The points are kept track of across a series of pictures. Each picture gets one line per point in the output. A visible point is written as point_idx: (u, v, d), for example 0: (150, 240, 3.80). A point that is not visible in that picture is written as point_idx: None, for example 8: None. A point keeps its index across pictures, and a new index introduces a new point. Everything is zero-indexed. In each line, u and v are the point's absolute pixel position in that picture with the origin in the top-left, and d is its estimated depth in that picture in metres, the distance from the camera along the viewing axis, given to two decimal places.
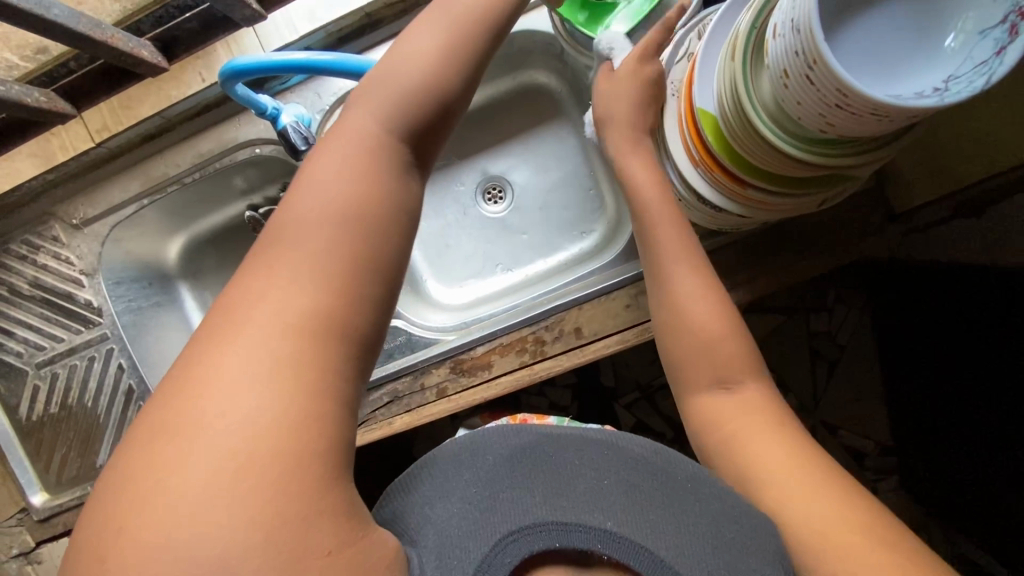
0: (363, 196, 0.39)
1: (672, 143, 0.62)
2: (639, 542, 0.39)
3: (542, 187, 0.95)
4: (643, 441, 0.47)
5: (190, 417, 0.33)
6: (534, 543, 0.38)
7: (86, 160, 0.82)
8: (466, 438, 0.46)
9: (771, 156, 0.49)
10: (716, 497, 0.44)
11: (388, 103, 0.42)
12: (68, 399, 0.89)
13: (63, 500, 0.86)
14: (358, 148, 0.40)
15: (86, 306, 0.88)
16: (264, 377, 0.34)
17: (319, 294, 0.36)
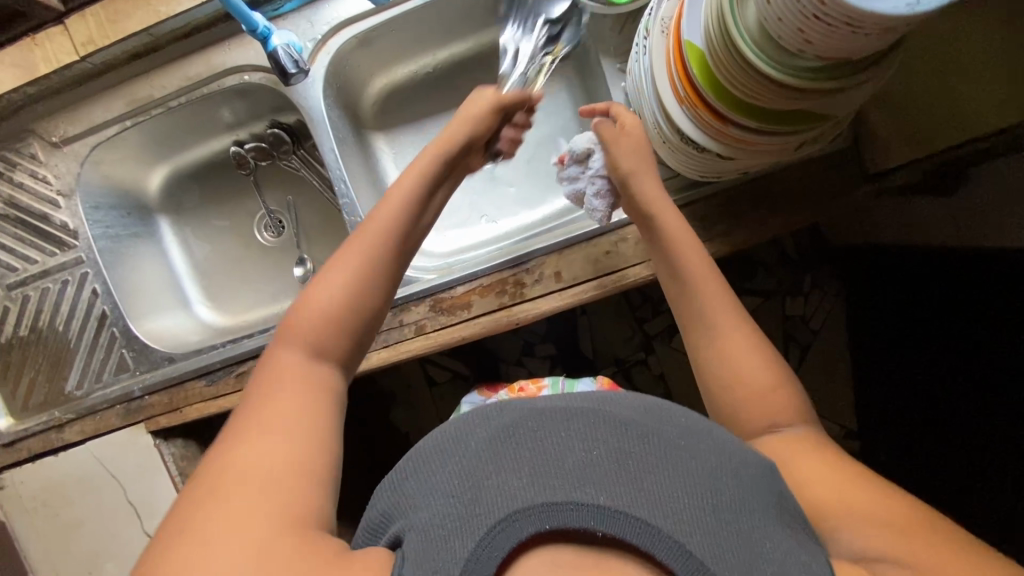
0: (299, 393, 0.50)
1: (659, 81, 0.63)
2: (636, 513, 0.38)
3: (531, 139, 0.95)
4: (630, 408, 0.47)
5: (198, 533, 0.40)
6: (527, 527, 0.38)
7: (70, 74, 0.80)
8: (443, 432, 0.47)
9: (766, 92, 0.51)
10: (715, 459, 0.44)
11: (309, 333, 0.53)
12: (37, 324, 0.88)
13: (29, 425, 0.89)
14: (294, 368, 0.51)
15: (61, 228, 0.86)
16: (267, 488, 0.43)
17: (286, 442, 0.46)
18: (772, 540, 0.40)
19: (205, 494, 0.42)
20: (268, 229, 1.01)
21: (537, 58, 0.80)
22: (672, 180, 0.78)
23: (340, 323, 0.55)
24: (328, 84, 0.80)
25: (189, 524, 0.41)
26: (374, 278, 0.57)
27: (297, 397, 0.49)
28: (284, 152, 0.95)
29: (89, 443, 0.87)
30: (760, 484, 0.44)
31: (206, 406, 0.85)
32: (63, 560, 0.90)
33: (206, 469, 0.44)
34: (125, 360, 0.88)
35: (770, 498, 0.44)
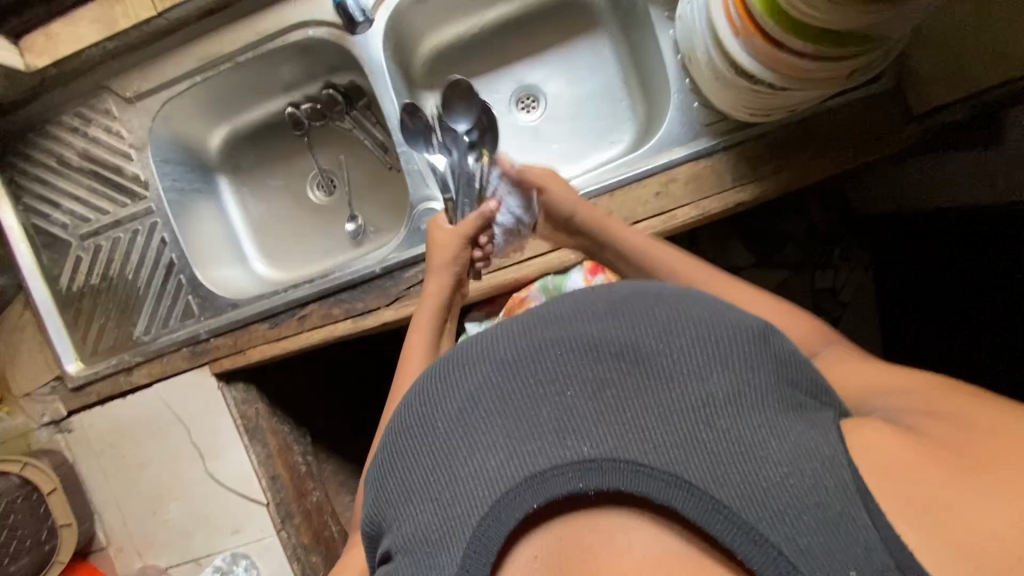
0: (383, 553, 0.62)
1: (714, 13, 0.66)
2: (621, 458, 0.38)
3: (575, 97, 0.98)
4: (599, 327, 0.45)
5: None
6: (515, 511, 0.38)
7: (146, 31, 0.85)
8: (408, 411, 0.46)
9: (827, 11, 0.54)
10: (696, 354, 0.41)
11: None
12: (108, 272, 0.93)
13: (99, 368, 0.93)
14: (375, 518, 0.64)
15: (133, 180, 0.91)
16: None
17: None
18: (780, 433, 0.37)
19: None
20: (320, 188, 1.05)
21: (476, 170, 0.80)
22: (719, 123, 0.81)
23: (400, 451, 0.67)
24: (388, 37, 0.85)
25: None
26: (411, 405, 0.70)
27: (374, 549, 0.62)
28: (338, 113, 0.99)
29: (157, 386, 0.92)
30: (764, 367, 0.41)
31: (271, 348, 0.89)
32: (130, 499, 0.93)
33: None
34: (191, 306, 0.92)
35: (766, 372, 0.41)
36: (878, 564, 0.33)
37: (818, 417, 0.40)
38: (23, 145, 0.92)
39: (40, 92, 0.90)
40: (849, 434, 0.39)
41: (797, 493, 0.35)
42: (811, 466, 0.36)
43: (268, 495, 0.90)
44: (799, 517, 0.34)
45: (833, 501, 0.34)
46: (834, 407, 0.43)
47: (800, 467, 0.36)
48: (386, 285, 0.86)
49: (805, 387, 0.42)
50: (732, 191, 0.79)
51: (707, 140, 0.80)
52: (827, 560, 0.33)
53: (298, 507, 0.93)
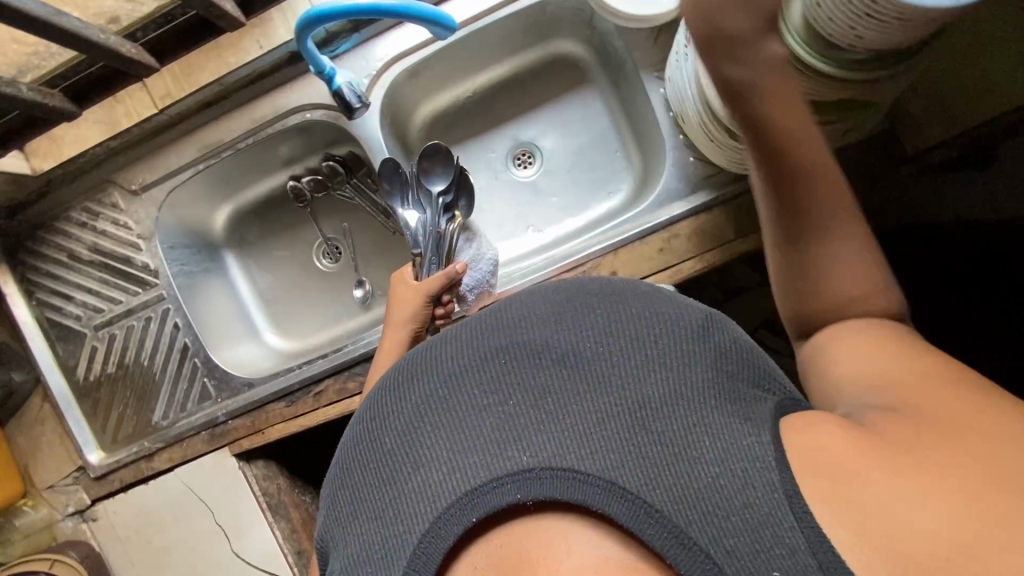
0: None
1: (705, 83, 0.67)
2: (555, 465, 0.38)
3: (570, 151, 1.00)
4: (543, 332, 0.45)
5: None
6: (453, 528, 0.38)
7: (148, 127, 0.87)
8: (360, 425, 0.48)
9: (816, 86, 0.55)
10: (637, 354, 0.42)
11: None
12: (124, 360, 0.94)
13: (119, 457, 0.94)
14: None
15: (142, 268, 0.93)
16: None
17: None
18: (716, 432, 0.37)
19: None
20: (327, 256, 1.06)
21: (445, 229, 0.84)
22: (715, 175, 0.82)
23: None
24: (384, 114, 0.86)
25: None
26: None
27: None
28: (339, 183, 1.01)
29: (179, 469, 0.92)
30: (706, 366, 0.41)
31: (288, 426, 0.89)
32: None
33: None
34: (207, 388, 0.93)
35: (709, 367, 0.41)
36: (802, 566, 0.32)
37: (762, 407, 0.40)
38: (33, 242, 0.94)
39: (47, 190, 0.92)
40: (785, 430, 0.38)
41: (730, 494, 0.35)
42: (746, 466, 0.35)
43: (295, 572, 0.89)
44: (728, 520, 0.34)
45: (766, 501, 0.34)
46: (778, 394, 0.43)
47: (730, 466, 0.35)
48: None
49: (748, 380, 0.43)
50: (736, 243, 0.79)
51: (706, 193, 0.81)
52: (755, 561, 0.33)
53: None
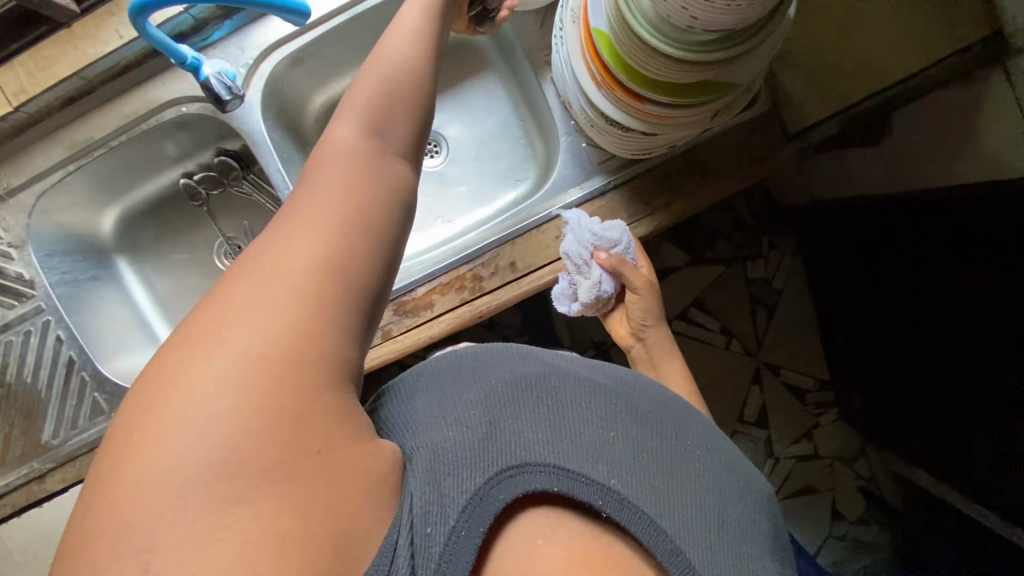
0: (351, 198, 0.41)
1: (577, 68, 0.65)
2: (639, 504, 0.42)
3: (473, 138, 0.98)
4: (649, 408, 0.51)
5: (181, 380, 0.34)
6: (538, 478, 0.40)
7: (6, 126, 0.81)
8: (475, 359, 0.49)
9: (668, 68, 0.55)
10: (714, 480, 0.49)
11: (363, 114, 0.45)
12: (4, 379, 0.88)
13: (8, 480, 0.88)
14: (348, 152, 0.44)
15: (16, 279, 0.87)
16: (274, 312, 0.36)
17: (313, 263, 0.38)
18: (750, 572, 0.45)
19: (226, 281, 0.38)
20: (227, 256, 1.02)
21: None
22: (609, 160, 0.81)
23: (389, 122, 0.47)
24: (265, 107, 0.82)
25: (180, 340, 0.36)
26: (414, 68, 0.48)
27: (332, 204, 0.40)
28: (234, 178, 0.97)
29: (72, 491, 0.86)
30: (752, 520, 0.50)
31: None
32: None
33: (221, 278, 0.39)
34: (99, 402, 0.88)
35: (757, 528, 0.50)
36: None
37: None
38: None
39: None
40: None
41: None
42: None
43: None
44: None
45: None
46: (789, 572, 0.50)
47: None
48: None
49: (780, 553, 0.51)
50: (629, 227, 0.79)
51: (601, 178, 0.81)
52: None
53: None
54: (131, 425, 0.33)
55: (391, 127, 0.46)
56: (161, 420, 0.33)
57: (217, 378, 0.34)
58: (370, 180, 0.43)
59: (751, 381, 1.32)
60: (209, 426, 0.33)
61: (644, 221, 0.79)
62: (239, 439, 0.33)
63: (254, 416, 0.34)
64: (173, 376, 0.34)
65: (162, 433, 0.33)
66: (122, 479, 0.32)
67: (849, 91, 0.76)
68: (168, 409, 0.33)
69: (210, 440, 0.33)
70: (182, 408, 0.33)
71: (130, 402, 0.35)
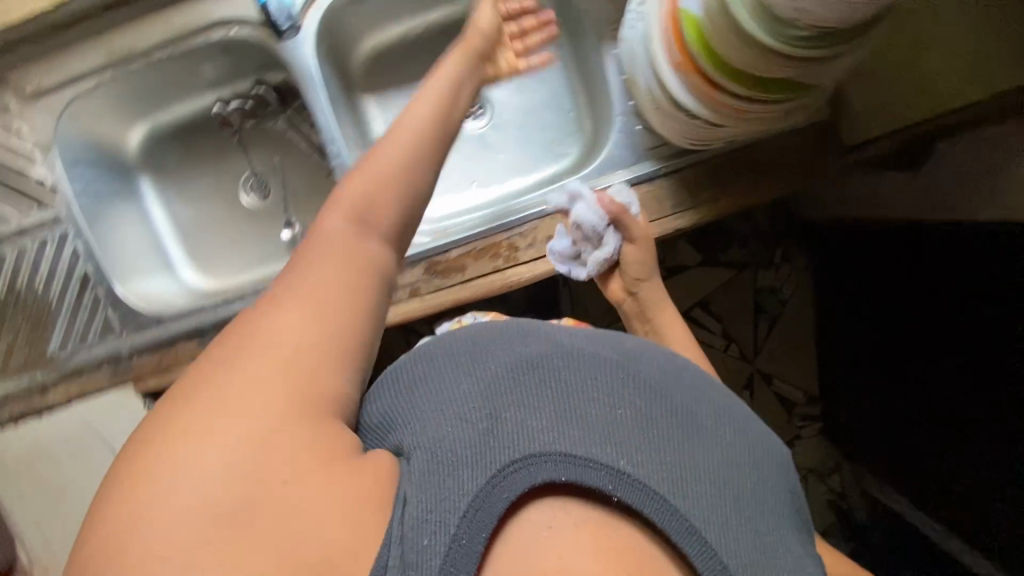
0: (346, 280, 0.42)
1: (655, 48, 0.64)
2: (654, 487, 0.39)
3: (520, 106, 0.96)
4: (658, 381, 0.48)
5: (180, 427, 0.34)
6: (544, 470, 0.38)
7: (45, 23, 0.78)
8: (470, 344, 0.47)
9: (760, 63, 0.54)
10: (726, 450, 0.47)
11: (365, 206, 0.46)
12: (13, 286, 0.85)
13: (9, 388, 0.87)
14: (343, 244, 0.44)
15: (38, 185, 0.83)
16: (271, 357, 0.37)
17: (310, 321, 0.39)
18: (769, 547, 0.43)
19: (227, 337, 0.39)
20: (253, 191, 1.00)
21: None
22: (661, 147, 0.80)
23: (389, 216, 0.48)
24: (320, 41, 0.81)
25: (184, 389, 0.36)
26: (422, 140, 0.50)
27: (329, 278, 0.41)
28: (269, 113, 0.95)
29: (75, 405, 0.86)
30: (768, 492, 0.48)
31: None
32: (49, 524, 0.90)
33: (220, 339, 0.39)
34: (111, 321, 0.87)
35: (772, 496, 0.48)
36: None
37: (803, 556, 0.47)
38: None
39: None
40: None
41: None
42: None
43: None
44: None
45: None
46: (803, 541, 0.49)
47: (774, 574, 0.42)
48: None
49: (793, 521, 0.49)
50: (672, 217, 0.79)
51: (651, 164, 0.80)
52: None
53: None
54: (131, 473, 0.33)
55: (389, 210, 0.48)
56: (158, 467, 0.33)
57: (214, 422, 0.35)
58: (366, 264, 0.44)
59: (746, 385, 1.34)
60: (203, 467, 0.33)
61: (689, 213, 0.79)
62: (230, 478, 0.33)
63: (246, 454, 0.34)
64: (173, 424, 0.35)
65: (159, 479, 0.33)
66: (118, 525, 0.32)
67: (916, 109, 0.74)
68: (166, 456, 0.33)
69: (202, 480, 0.33)
70: (180, 452, 0.34)
71: (131, 452, 0.35)
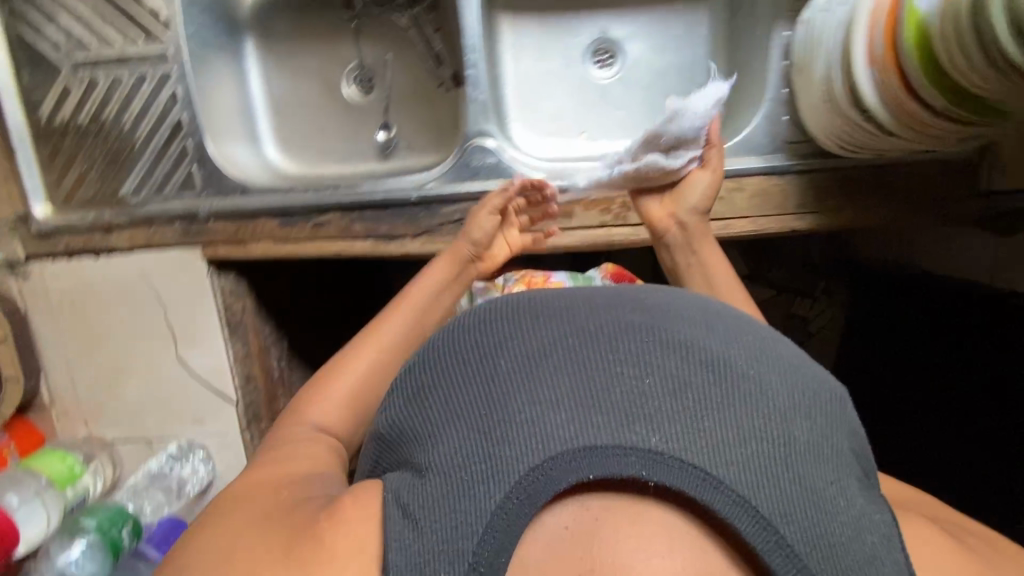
0: (314, 464, 0.55)
1: (856, 38, 0.61)
2: (691, 461, 0.37)
3: (653, 65, 0.92)
4: (693, 339, 0.44)
5: (196, 551, 0.43)
6: (565, 474, 0.37)
7: None
8: (483, 340, 0.46)
9: (981, 76, 0.51)
10: (787, 399, 0.41)
11: (336, 412, 0.61)
12: (101, 115, 0.81)
13: (72, 219, 0.83)
14: (320, 444, 0.58)
15: (152, 16, 0.78)
16: (270, 498, 0.48)
17: (297, 484, 0.50)
18: (843, 500, 0.38)
19: (224, 507, 0.48)
20: (357, 85, 0.95)
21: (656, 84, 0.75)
22: (801, 143, 0.78)
23: (362, 412, 0.63)
24: None
25: (196, 534, 0.45)
26: (394, 348, 0.66)
27: (303, 459, 0.55)
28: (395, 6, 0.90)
29: (137, 254, 0.84)
30: (836, 434, 0.42)
31: (275, 248, 0.82)
32: (82, 367, 0.88)
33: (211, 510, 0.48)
34: (193, 178, 0.82)
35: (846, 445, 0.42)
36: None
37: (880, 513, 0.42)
38: None
39: None
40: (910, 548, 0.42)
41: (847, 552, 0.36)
42: (858, 537, 0.37)
43: (239, 393, 0.87)
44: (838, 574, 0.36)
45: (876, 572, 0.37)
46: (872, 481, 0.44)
47: (855, 534, 0.37)
48: (417, 215, 0.81)
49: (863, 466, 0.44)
50: (790, 217, 0.78)
51: (786, 158, 0.78)
52: None
53: (267, 413, 0.91)
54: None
55: (350, 426, 0.62)
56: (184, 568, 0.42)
57: (224, 533, 0.44)
58: (326, 457, 0.57)
59: None
60: (214, 549, 0.42)
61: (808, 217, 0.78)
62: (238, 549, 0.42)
63: (248, 532, 0.43)
64: (187, 555, 0.43)
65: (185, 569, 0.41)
66: None
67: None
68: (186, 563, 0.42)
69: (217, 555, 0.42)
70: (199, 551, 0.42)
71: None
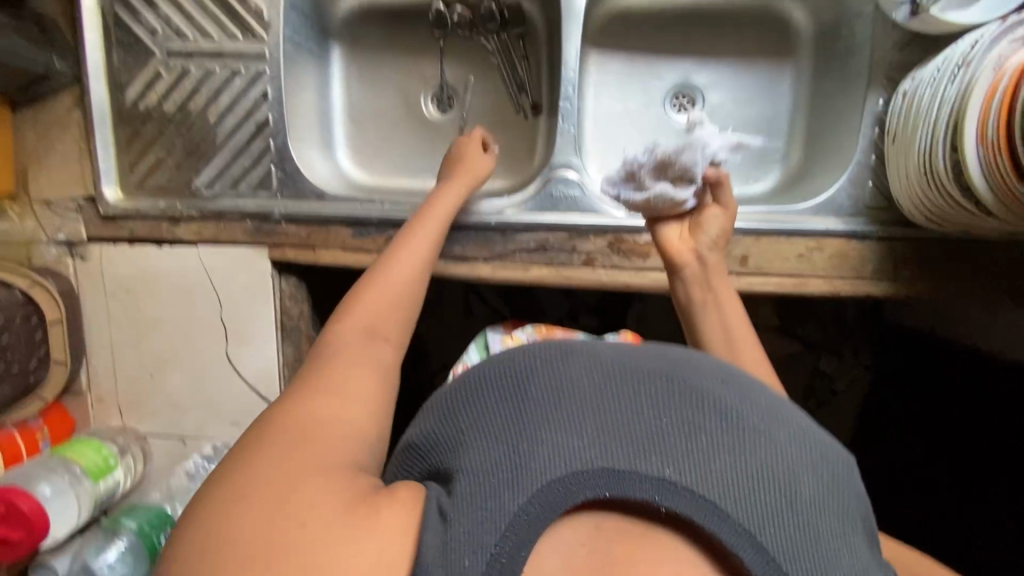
0: (359, 388, 0.50)
1: (967, 115, 0.62)
2: (705, 495, 0.37)
3: (733, 115, 0.92)
4: (708, 386, 0.43)
5: (226, 503, 0.37)
6: (586, 492, 0.36)
7: None
8: (511, 358, 0.46)
9: None
10: (796, 450, 0.41)
11: (364, 320, 0.58)
12: (187, 105, 0.81)
13: (140, 205, 0.82)
14: (355, 356, 0.54)
15: (255, 15, 0.79)
16: (309, 445, 0.42)
17: (336, 433, 0.45)
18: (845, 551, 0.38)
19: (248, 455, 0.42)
20: (435, 102, 0.94)
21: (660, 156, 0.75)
22: (883, 210, 0.78)
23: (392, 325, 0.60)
24: None
25: (215, 497, 0.38)
26: (417, 263, 0.66)
27: (344, 381, 0.50)
28: (487, 29, 0.90)
29: (202, 247, 0.82)
30: (846, 492, 0.42)
31: (345, 256, 0.81)
32: (126, 356, 0.86)
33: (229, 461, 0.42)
34: (270, 177, 0.81)
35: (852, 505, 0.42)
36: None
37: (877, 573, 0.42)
38: None
39: None
40: None
41: None
42: None
43: None
44: None
45: None
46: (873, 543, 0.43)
47: None
48: (492, 239, 0.80)
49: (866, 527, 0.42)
50: (868, 281, 0.78)
51: (867, 222, 0.78)
52: None
53: None
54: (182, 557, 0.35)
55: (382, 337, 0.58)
56: (210, 536, 0.35)
57: (257, 483, 0.38)
58: (371, 366, 0.54)
59: None
60: (247, 500, 0.37)
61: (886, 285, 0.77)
62: (277, 510, 0.36)
63: (288, 485, 0.38)
64: (210, 514, 0.37)
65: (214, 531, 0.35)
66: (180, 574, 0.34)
67: None
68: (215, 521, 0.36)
69: (253, 518, 0.36)
70: (229, 507, 0.36)
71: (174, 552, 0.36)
